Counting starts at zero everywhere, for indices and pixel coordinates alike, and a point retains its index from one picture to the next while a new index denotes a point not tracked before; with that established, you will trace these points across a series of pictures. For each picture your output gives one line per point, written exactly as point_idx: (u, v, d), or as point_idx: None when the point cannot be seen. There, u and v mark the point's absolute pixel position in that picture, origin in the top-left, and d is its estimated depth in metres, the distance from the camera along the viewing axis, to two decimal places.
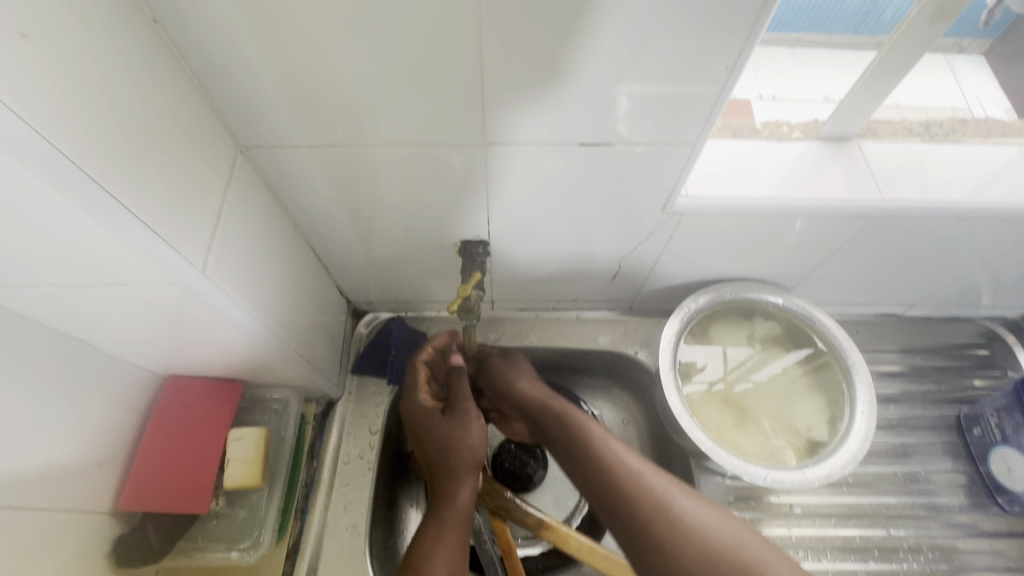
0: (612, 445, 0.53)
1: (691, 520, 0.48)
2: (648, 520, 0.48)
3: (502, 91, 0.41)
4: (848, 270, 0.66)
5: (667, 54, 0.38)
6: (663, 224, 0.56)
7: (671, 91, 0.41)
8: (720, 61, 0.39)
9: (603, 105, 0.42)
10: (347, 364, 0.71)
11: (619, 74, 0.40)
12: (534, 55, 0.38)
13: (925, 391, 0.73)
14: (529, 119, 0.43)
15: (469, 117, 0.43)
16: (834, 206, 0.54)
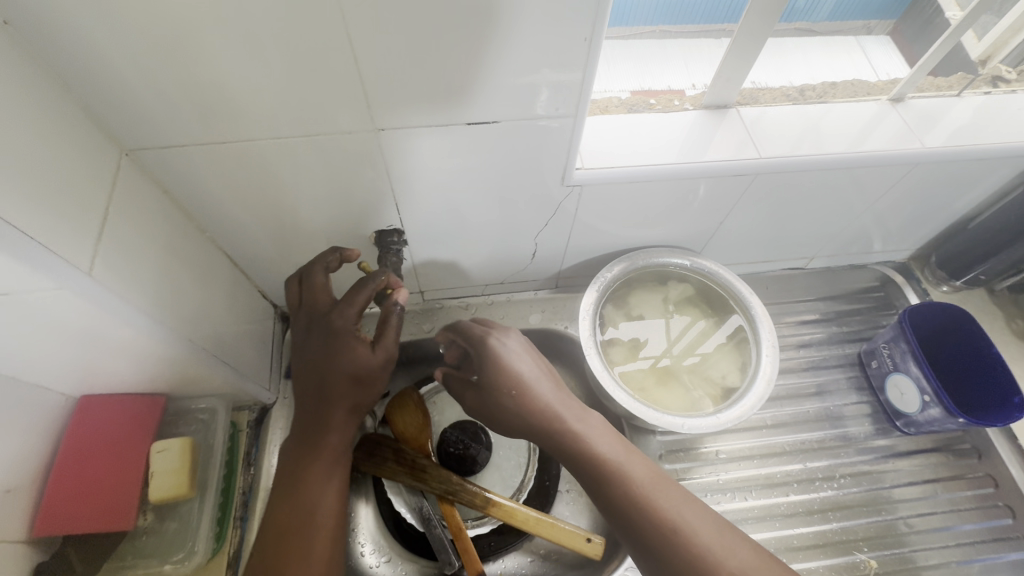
0: (590, 423, 0.53)
1: (668, 494, 0.47)
2: (619, 482, 0.48)
3: (381, 78, 0.42)
4: (747, 228, 0.71)
5: (529, 29, 0.40)
6: (566, 198, 0.59)
7: (542, 66, 0.43)
8: (578, 34, 0.41)
9: (481, 83, 0.44)
10: (281, 368, 0.71)
11: (489, 53, 0.42)
12: (404, 38, 0.40)
13: (831, 334, 0.79)
14: (415, 106, 0.45)
15: (354, 103, 0.44)
16: (718, 167, 0.58)
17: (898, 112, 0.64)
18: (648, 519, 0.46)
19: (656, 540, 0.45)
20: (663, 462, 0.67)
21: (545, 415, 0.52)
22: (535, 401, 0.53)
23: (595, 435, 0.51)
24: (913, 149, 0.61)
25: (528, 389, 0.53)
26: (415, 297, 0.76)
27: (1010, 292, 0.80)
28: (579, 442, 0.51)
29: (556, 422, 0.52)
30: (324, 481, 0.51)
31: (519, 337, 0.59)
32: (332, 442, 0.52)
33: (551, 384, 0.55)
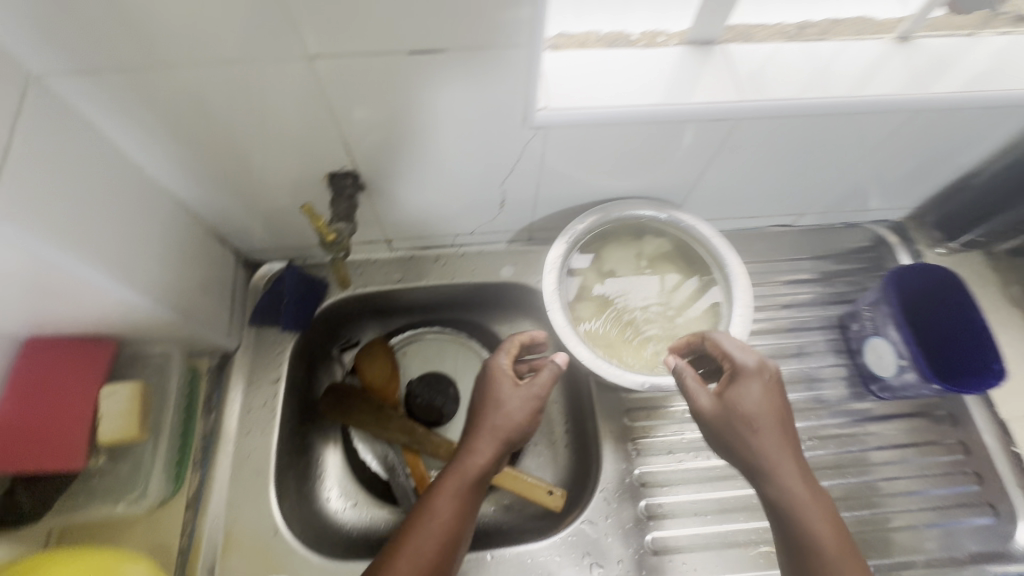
0: (797, 471, 0.48)
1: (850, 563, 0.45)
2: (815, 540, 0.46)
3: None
4: (731, 181, 0.67)
5: None
6: (529, 142, 0.55)
7: None
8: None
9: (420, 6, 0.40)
10: (244, 316, 0.70)
11: None
12: None
13: (814, 295, 0.76)
14: (344, 27, 0.41)
15: (280, 24, 0.40)
16: (697, 111, 0.53)
17: (903, 54, 0.58)
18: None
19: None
20: (628, 419, 0.67)
21: (766, 468, 0.48)
22: (754, 449, 0.49)
23: (794, 488, 0.48)
24: (917, 96, 0.55)
25: (757, 435, 0.49)
26: (382, 246, 0.73)
27: (1008, 256, 0.75)
28: (779, 495, 0.48)
29: (771, 474, 0.48)
30: (488, 445, 0.55)
31: (772, 365, 0.52)
32: (500, 413, 0.56)
33: (775, 420, 0.49)
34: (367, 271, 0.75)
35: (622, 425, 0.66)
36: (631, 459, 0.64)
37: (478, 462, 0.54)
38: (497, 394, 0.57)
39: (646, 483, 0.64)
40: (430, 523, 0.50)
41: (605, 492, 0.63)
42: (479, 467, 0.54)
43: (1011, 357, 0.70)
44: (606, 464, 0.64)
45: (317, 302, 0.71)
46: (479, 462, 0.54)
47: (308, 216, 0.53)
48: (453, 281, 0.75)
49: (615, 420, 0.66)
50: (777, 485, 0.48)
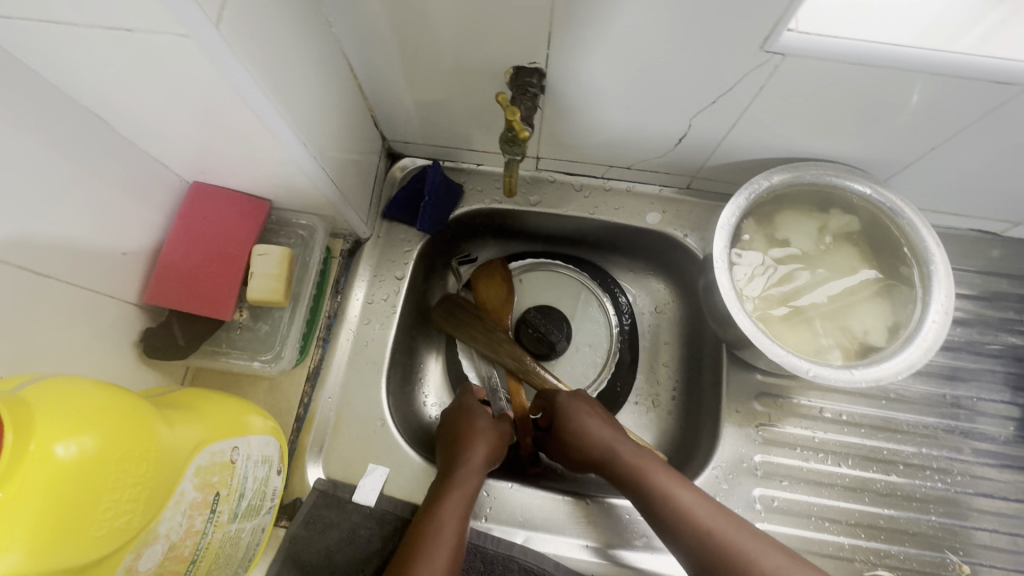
0: (726, 520, 0.51)
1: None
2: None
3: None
4: (960, 166, 0.55)
5: None
6: (756, 68, 0.46)
7: None
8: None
9: None
10: (379, 207, 0.68)
11: None
12: None
13: (1000, 319, 0.66)
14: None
15: None
16: (975, 67, 0.43)
17: None
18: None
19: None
20: (756, 402, 0.61)
21: (689, 515, 0.51)
22: (650, 494, 0.53)
23: (730, 533, 0.50)
24: None
25: (673, 499, 0.52)
26: (527, 163, 0.68)
27: None
28: (710, 537, 0.50)
29: (700, 525, 0.50)
30: (473, 467, 0.56)
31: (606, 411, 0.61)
32: (481, 440, 0.59)
33: (683, 483, 0.54)
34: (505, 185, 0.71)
35: (748, 407, 0.61)
36: (753, 445, 0.60)
37: (474, 466, 0.56)
38: (472, 424, 0.60)
39: (765, 473, 0.59)
40: (436, 536, 0.50)
41: (717, 470, 0.59)
42: (477, 472, 0.56)
43: None
44: (723, 442, 0.60)
45: (451, 208, 0.69)
46: (471, 483, 0.55)
47: (502, 106, 0.43)
48: (592, 216, 0.69)
49: (743, 401, 0.61)
50: (708, 524, 0.50)
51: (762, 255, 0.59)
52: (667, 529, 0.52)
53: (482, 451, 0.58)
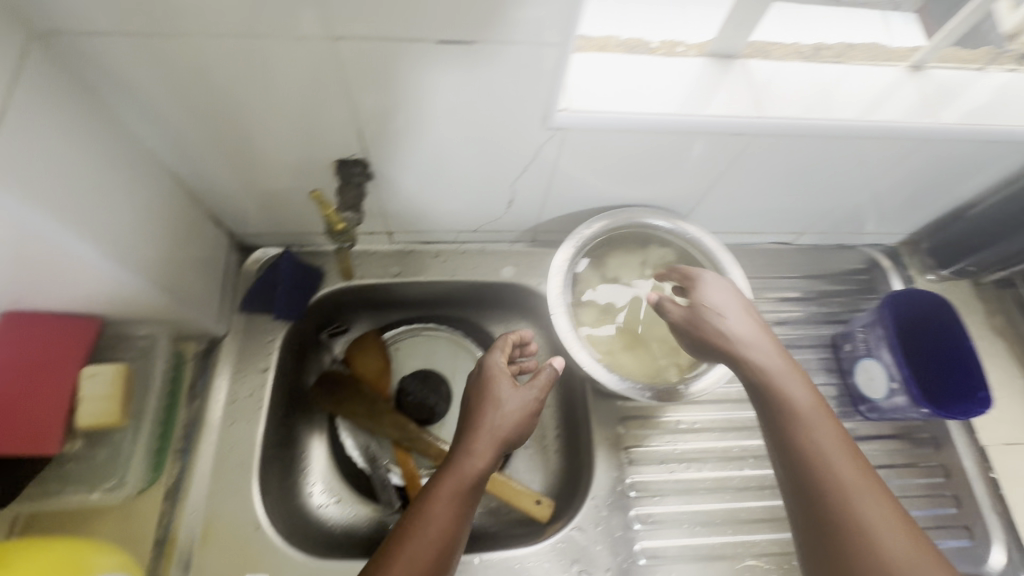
0: (827, 430, 0.44)
1: (873, 511, 0.40)
2: (812, 479, 0.43)
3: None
4: (738, 194, 0.67)
5: None
6: (546, 141, 0.54)
7: None
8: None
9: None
10: (235, 299, 0.68)
11: None
12: None
13: (810, 314, 0.77)
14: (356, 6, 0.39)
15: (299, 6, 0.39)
16: (721, 123, 0.53)
17: (915, 82, 0.58)
18: (844, 531, 0.40)
19: (831, 542, 0.41)
20: (620, 426, 0.67)
21: (783, 406, 0.46)
22: (754, 358, 0.49)
23: (821, 444, 0.44)
24: (923, 124, 0.56)
25: (770, 384, 0.48)
26: (382, 238, 0.72)
27: (995, 286, 0.77)
28: (805, 448, 0.44)
29: (789, 428, 0.45)
30: (484, 448, 0.54)
31: (740, 296, 0.54)
32: (498, 416, 0.56)
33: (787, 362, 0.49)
34: (364, 262, 0.73)
35: (614, 432, 0.66)
36: (622, 468, 0.65)
37: (476, 451, 0.54)
38: (495, 399, 0.58)
39: (638, 491, 0.64)
40: (424, 530, 0.49)
41: (595, 500, 0.63)
42: (478, 467, 0.53)
43: (996, 385, 0.71)
44: (598, 470, 0.64)
45: (312, 291, 0.69)
46: (479, 467, 0.53)
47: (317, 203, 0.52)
48: (452, 279, 0.74)
49: (609, 427, 0.67)
50: (804, 426, 0.45)
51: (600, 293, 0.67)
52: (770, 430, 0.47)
53: (479, 435, 0.55)
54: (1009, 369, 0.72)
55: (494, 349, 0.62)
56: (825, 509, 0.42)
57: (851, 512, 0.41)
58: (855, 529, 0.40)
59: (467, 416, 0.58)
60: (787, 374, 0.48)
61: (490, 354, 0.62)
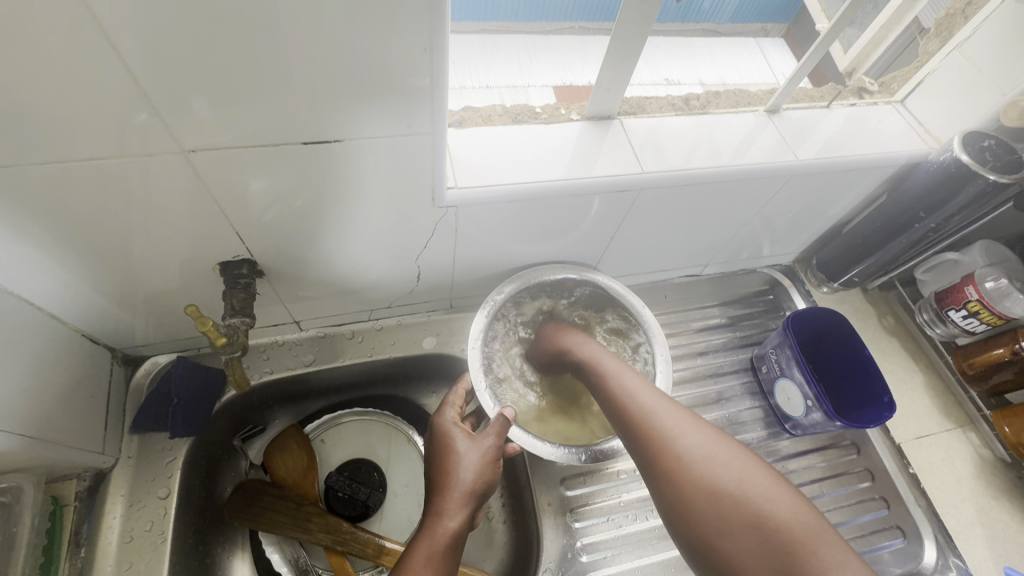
0: (659, 399, 0.46)
1: (715, 447, 0.40)
2: (649, 445, 0.43)
3: (159, 72, 0.35)
4: (639, 238, 0.70)
5: (348, 49, 0.36)
6: (442, 217, 0.55)
7: (366, 82, 0.39)
8: (414, 41, 0.36)
9: (300, 101, 0.39)
10: (124, 421, 0.61)
11: (294, 71, 0.37)
12: (190, 54, 0.34)
13: (726, 340, 0.81)
14: (215, 96, 0.37)
15: (147, 124, 0.38)
16: (603, 183, 0.56)
17: (773, 124, 0.64)
18: (688, 473, 0.40)
19: (685, 498, 0.39)
20: (563, 488, 0.65)
21: (618, 396, 0.49)
22: (599, 367, 0.54)
23: (656, 408, 0.45)
24: (786, 161, 0.62)
25: (609, 380, 0.51)
26: (290, 327, 0.68)
27: (880, 290, 0.84)
28: (640, 420, 0.45)
29: (628, 407, 0.47)
30: (453, 507, 0.51)
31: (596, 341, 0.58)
32: (459, 471, 0.53)
33: (620, 364, 0.53)
34: (274, 355, 0.68)
35: (558, 495, 0.64)
36: (571, 531, 0.63)
37: (448, 513, 0.50)
38: (452, 454, 0.55)
39: (589, 555, 0.62)
40: None
41: (547, 573, 0.60)
42: (451, 526, 0.50)
43: (897, 383, 0.77)
44: (545, 541, 0.62)
45: (216, 396, 0.63)
46: (451, 525, 0.50)
47: (193, 319, 0.48)
48: (371, 358, 0.71)
49: (551, 490, 0.65)
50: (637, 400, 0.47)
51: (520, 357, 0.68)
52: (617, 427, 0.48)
53: (452, 493, 0.52)
54: (904, 365, 0.78)
55: (441, 407, 0.59)
56: (669, 466, 0.41)
57: (691, 453, 0.40)
58: (698, 469, 0.39)
59: (432, 481, 0.55)
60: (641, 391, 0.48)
61: (442, 410, 0.60)
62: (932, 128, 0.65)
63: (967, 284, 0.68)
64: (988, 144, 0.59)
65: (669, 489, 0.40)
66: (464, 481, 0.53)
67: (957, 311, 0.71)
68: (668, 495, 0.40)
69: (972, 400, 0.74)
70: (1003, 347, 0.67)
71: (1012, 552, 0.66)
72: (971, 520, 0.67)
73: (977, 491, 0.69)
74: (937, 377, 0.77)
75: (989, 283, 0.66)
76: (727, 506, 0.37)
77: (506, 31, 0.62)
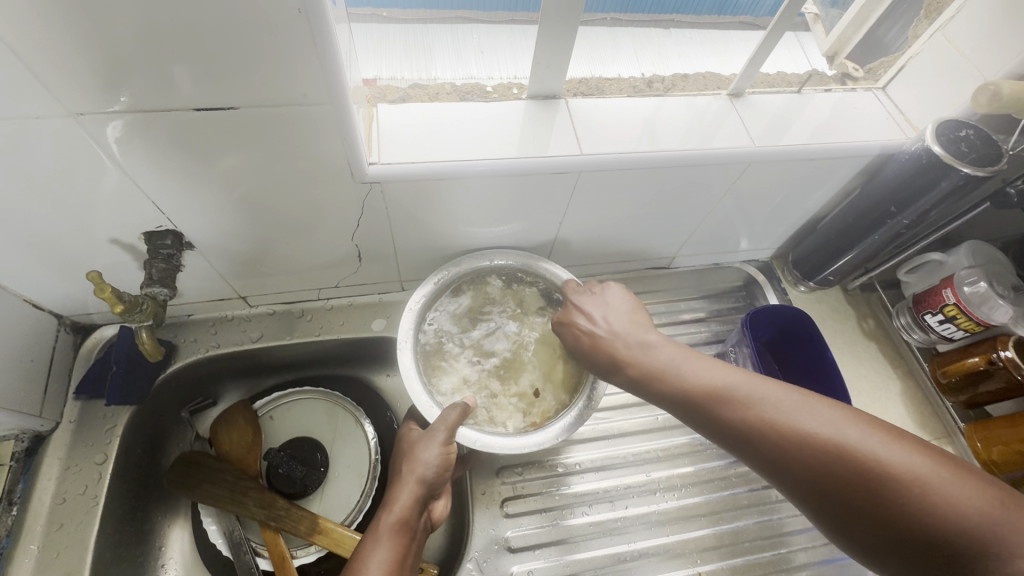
0: (755, 390, 0.43)
1: (855, 438, 0.38)
2: (773, 449, 0.41)
3: (35, 37, 0.34)
4: (593, 226, 0.67)
5: (216, 11, 0.34)
6: (368, 194, 0.53)
7: (250, 48, 0.37)
8: (284, 2, 0.34)
9: (183, 66, 0.38)
10: (68, 387, 0.62)
11: (169, 36, 0.35)
12: (52, 15, 0.33)
13: (690, 337, 0.78)
14: (96, 66, 0.36)
15: (32, 89, 0.37)
16: (540, 165, 0.54)
17: (736, 109, 0.60)
18: (846, 481, 0.37)
19: (849, 507, 0.37)
20: (499, 480, 0.64)
21: (716, 403, 0.45)
22: (665, 377, 0.48)
23: (760, 405, 0.43)
24: (745, 148, 0.58)
25: (693, 386, 0.46)
26: (238, 304, 0.68)
27: (862, 291, 0.79)
28: (761, 431, 0.42)
29: (735, 422, 0.43)
30: (403, 487, 0.54)
31: (625, 317, 0.55)
32: (411, 459, 0.56)
33: (687, 358, 0.48)
34: (222, 330, 0.69)
35: (493, 486, 0.63)
36: (502, 523, 0.61)
37: (399, 499, 0.53)
38: (411, 442, 0.58)
39: (519, 548, 0.60)
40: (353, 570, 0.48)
41: (472, 563, 0.59)
42: (399, 510, 0.52)
43: (869, 389, 0.72)
44: (475, 530, 0.61)
45: (158, 367, 0.64)
46: (398, 509, 0.53)
47: (91, 284, 0.49)
48: (319, 337, 0.70)
49: (487, 479, 0.63)
50: (743, 409, 0.43)
51: (470, 324, 0.67)
52: (729, 446, 0.44)
53: (406, 482, 0.54)
54: (880, 371, 0.74)
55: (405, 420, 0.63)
56: (819, 480, 0.39)
57: (835, 462, 0.38)
58: (842, 467, 0.38)
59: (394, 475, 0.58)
60: (724, 383, 0.45)
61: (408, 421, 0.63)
62: (911, 117, 0.60)
63: (946, 287, 0.64)
64: (964, 135, 0.54)
65: (826, 500, 0.38)
66: (414, 469, 0.55)
67: (933, 315, 0.66)
68: (826, 505, 0.38)
69: (949, 411, 0.69)
70: (980, 355, 0.63)
71: None
72: None
73: None
74: (914, 385, 0.73)
75: (968, 286, 0.62)
76: (910, 506, 0.35)
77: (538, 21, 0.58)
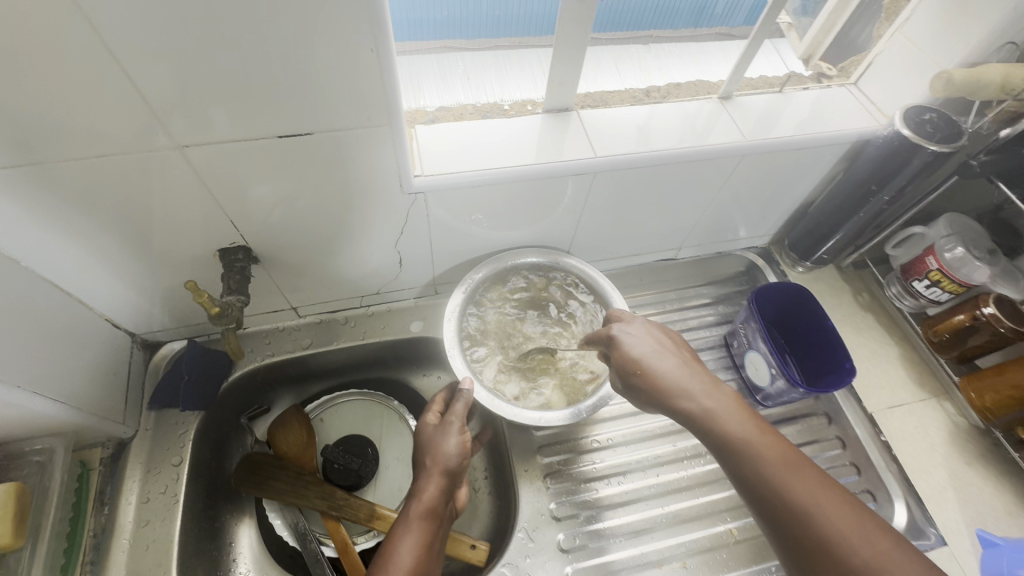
0: (813, 478, 0.44)
1: (895, 559, 0.38)
2: (811, 536, 0.41)
3: (154, 81, 0.42)
4: (606, 223, 0.75)
5: (301, 53, 0.42)
6: (412, 203, 0.60)
7: (328, 83, 0.45)
8: (361, 43, 0.43)
9: (270, 99, 0.45)
10: (143, 399, 0.68)
11: (261, 74, 0.43)
12: (171, 64, 0.41)
13: (701, 320, 0.85)
14: (201, 103, 0.44)
15: (144, 123, 0.45)
16: (560, 168, 0.61)
17: (727, 110, 0.68)
18: (822, 562, 0.40)
19: None
20: (540, 457, 0.69)
21: (771, 477, 0.44)
22: (730, 430, 0.48)
23: (815, 498, 0.42)
24: (738, 143, 0.65)
25: (754, 454, 0.46)
26: (289, 314, 0.75)
27: (855, 268, 0.86)
28: (807, 518, 0.42)
29: (788, 500, 0.43)
30: (432, 476, 0.59)
31: (688, 359, 0.55)
32: (434, 452, 0.61)
33: (755, 427, 0.48)
34: (276, 339, 0.75)
35: (534, 463, 0.69)
36: (546, 495, 0.67)
37: (427, 487, 0.58)
38: (431, 435, 0.63)
39: (564, 518, 0.66)
40: (389, 553, 0.52)
41: (522, 532, 0.64)
42: (427, 497, 0.57)
43: (870, 355, 0.79)
44: (522, 503, 0.66)
45: (222, 375, 0.70)
46: (427, 495, 0.58)
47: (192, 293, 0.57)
48: (363, 341, 0.77)
49: (528, 456, 0.69)
50: (799, 493, 0.43)
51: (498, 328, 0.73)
52: (765, 512, 0.45)
53: (431, 472, 0.59)
54: (878, 339, 0.80)
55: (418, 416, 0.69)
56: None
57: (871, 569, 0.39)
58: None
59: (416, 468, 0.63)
60: (788, 464, 0.45)
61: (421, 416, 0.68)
62: (882, 107, 0.68)
63: (929, 255, 0.71)
64: (929, 117, 0.62)
65: None
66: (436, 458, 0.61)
67: (920, 281, 0.73)
68: None
69: (944, 369, 0.75)
70: (965, 313, 0.69)
71: (984, 515, 0.67)
72: (943, 485, 0.69)
73: (949, 457, 0.71)
74: (911, 348, 0.79)
75: (948, 252, 0.69)
76: None
77: (519, 47, 0.68)
